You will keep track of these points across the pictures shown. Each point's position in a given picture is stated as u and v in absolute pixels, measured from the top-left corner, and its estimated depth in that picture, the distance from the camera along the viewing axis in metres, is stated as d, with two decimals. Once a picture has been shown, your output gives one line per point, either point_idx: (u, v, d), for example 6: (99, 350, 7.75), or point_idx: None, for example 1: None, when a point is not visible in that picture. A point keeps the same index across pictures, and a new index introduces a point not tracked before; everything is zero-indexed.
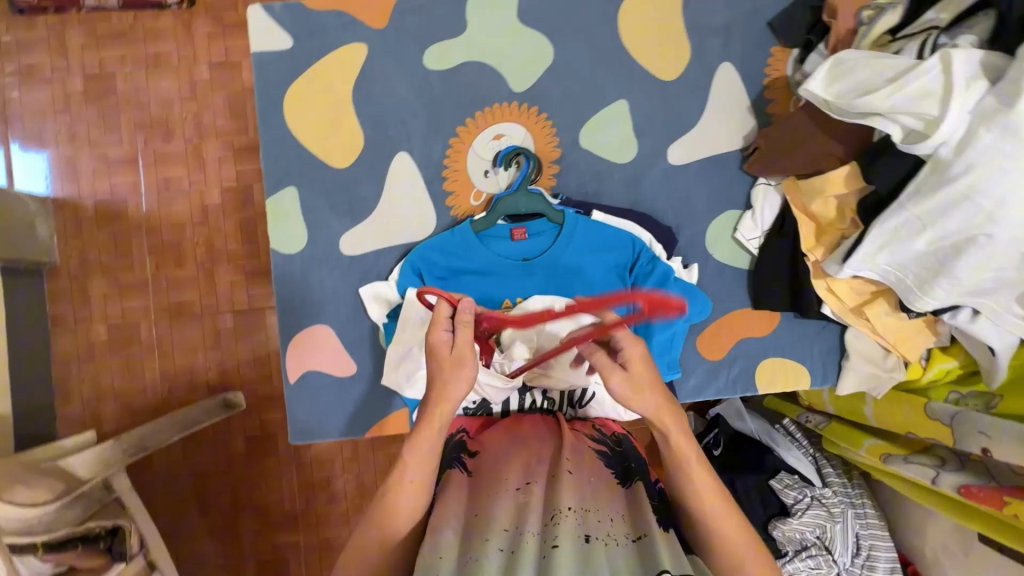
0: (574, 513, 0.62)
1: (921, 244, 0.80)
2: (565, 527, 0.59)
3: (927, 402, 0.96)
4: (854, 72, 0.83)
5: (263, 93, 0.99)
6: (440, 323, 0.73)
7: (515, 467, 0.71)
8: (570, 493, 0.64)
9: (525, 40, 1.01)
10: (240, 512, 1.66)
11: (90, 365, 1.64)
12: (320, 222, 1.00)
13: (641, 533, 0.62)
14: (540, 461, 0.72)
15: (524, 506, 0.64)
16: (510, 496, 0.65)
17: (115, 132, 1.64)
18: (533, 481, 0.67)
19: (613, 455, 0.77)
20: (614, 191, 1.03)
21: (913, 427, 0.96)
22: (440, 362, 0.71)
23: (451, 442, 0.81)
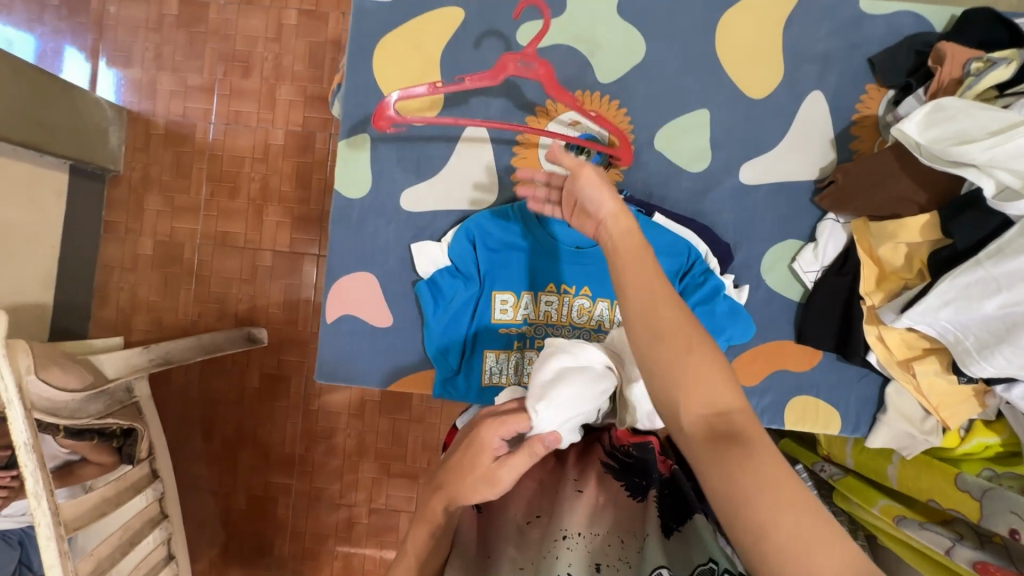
0: (582, 540, 0.63)
1: (991, 307, 0.77)
2: (577, 556, 0.61)
3: (958, 473, 0.92)
4: (955, 119, 0.80)
5: (356, 39, 1.01)
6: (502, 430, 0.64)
7: (520, 497, 0.71)
8: (577, 519, 0.65)
9: (619, 33, 1.01)
10: (241, 445, 1.70)
11: (132, 274, 1.70)
12: (385, 174, 1.02)
13: (645, 535, 0.65)
14: (548, 487, 0.72)
15: (536, 542, 0.65)
16: (522, 534, 0.66)
17: (198, 59, 1.70)
18: (542, 513, 0.69)
19: (621, 468, 0.75)
20: (679, 199, 1.02)
21: (939, 495, 0.92)
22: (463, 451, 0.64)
23: None
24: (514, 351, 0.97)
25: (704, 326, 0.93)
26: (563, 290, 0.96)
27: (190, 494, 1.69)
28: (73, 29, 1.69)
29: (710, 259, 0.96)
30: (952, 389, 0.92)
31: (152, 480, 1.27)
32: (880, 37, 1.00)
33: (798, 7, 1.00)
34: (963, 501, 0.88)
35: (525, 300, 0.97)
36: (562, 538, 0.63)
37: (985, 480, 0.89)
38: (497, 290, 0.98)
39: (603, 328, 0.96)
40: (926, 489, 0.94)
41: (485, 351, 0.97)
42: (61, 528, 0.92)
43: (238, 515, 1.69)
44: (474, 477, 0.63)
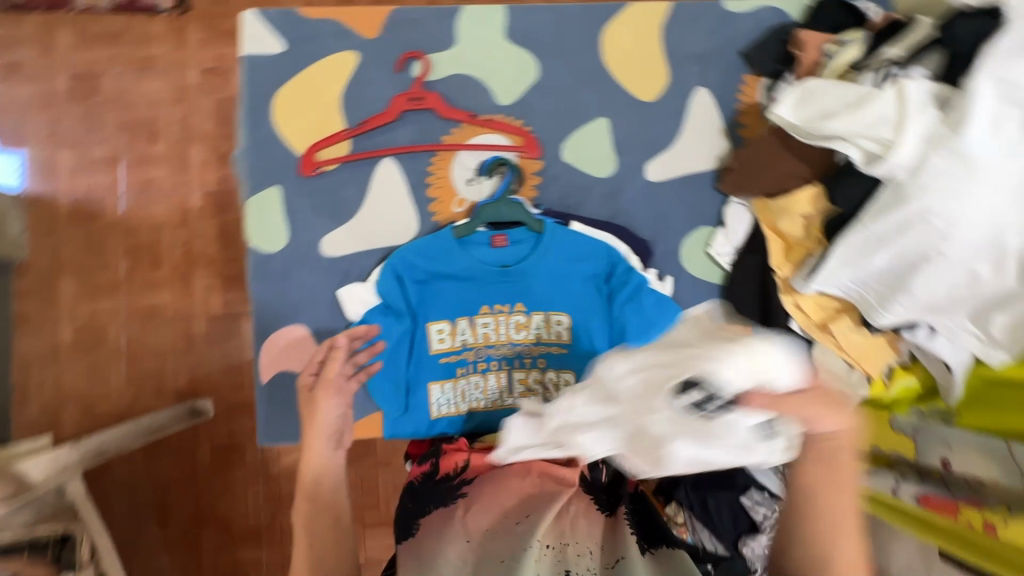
0: (552, 550, 0.68)
1: (880, 261, 0.84)
2: (547, 564, 0.66)
3: (893, 415, 0.98)
4: (819, 99, 0.88)
5: (252, 93, 1.00)
6: (309, 365, 0.93)
7: (512, 494, 0.76)
8: (550, 530, 0.70)
9: (512, 56, 1.05)
10: (201, 525, 1.59)
11: (53, 366, 1.59)
12: (301, 222, 1.01)
13: (619, 557, 0.68)
14: (530, 491, 0.77)
15: (516, 540, 0.69)
16: (508, 533, 0.71)
17: (98, 132, 1.63)
18: (528, 515, 0.72)
19: (594, 482, 0.78)
20: (593, 204, 1.06)
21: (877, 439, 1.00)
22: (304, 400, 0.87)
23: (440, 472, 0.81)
24: (458, 378, 0.97)
25: (635, 322, 0.97)
26: (496, 310, 0.98)
27: None
28: None
29: (631, 257, 0.99)
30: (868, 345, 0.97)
31: None
32: (748, 31, 1.09)
33: (671, 13, 1.08)
34: (898, 441, 0.96)
35: (460, 326, 0.97)
36: (543, 546, 0.68)
37: (917, 417, 0.96)
38: (432, 321, 0.98)
39: (542, 340, 0.98)
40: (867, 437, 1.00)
41: (429, 383, 0.97)
42: None
43: None
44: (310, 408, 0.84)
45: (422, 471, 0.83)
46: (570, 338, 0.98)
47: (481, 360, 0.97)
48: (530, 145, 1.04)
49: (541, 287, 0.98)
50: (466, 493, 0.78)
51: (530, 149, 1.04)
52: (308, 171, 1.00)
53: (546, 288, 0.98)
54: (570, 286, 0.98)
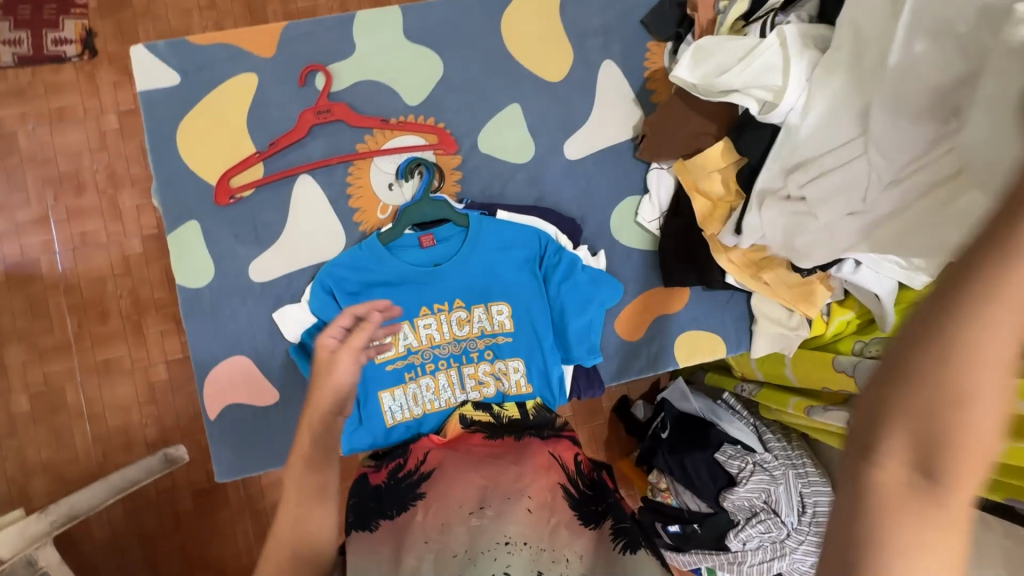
0: (528, 549, 0.65)
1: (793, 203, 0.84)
2: (519, 561, 0.63)
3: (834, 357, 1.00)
4: (711, 56, 0.89)
5: (155, 131, 0.98)
6: (329, 329, 0.72)
7: (472, 487, 0.74)
8: (518, 525, 0.67)
9: (415, 57, 1.05)
10: (193, 570, 1.57)
11: (13, 438, 1.54)
12: (226, 252, 0.99)
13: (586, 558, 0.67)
14: (486, 483, 0.75)
15: (477, 536, 0.67)
16: (464, 525, 0.68)
17: (21, 192, 1.58)
18: (486, 508, 0.71)
19: (582, 498, 0.77)
20: (518, 190, 1.06)
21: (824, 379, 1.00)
22: (320, 367, 0.69)
23: (405, 479, 0.80)
24: (407, 382, 0.98)
25: (573, 300, 0.98)
26: (436, 310, 0.98)
27: None
28: None
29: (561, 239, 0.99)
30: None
31: None
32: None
33: None
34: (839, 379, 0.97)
35: (402, 330, 0.97)
36: (503, 544, 0.65)
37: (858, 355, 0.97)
38: None
39: (486, 332, 0.99)
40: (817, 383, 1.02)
41: (379, 393, 0.97)
42: None
43: None
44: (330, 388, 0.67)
45: (387, 473, 0.83)
46: (513, 325, 0.99)
47: (429, 361, 0.99)
48: (446, 142, 1.03)
49: (477, 280, 0.98)
50: (422, 497, 0.75)
51: (443, 143, 1.03)
52: (225, 200, 0.98)
53: (482, 280, 0.99)
54: (504, 274, 0.99)
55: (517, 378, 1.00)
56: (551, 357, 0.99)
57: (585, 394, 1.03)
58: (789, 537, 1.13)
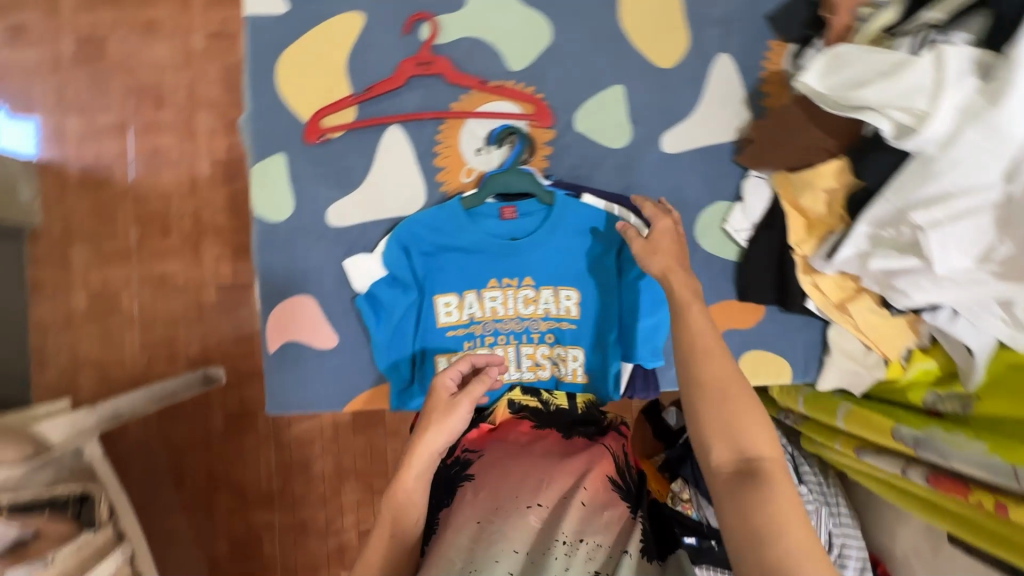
0: (586, 547, 0.67)
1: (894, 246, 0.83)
2: (577, 562, 0.66)
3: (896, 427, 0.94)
4: (848, 67, 0.82)
5: (256, 58, 0.97)
6: (449, 371, 0.80)
7: (526, 482, 0.73)
8: (571, 523, 0.69)
9: (524, 20, 1.00)
10: (216, 487, 1.64)
11: (69, 331, 1.61)
12: (307, 191, 0.99)
13: (623, 551, 0.68)
14: (541, 474, 0.74)
15: (538, 536, 0.69)
16: (521, 517, 0.69)
17: (105, 97, 1.61)
18: (543, 504, 0.71)
19: (627, 488, 0.77)
20: (606, 176, 1.02)
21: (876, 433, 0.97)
22: (435, 404, 0.78)
23: (452, 466, 0.81)
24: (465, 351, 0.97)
25: (647, 297, 0.93)
26: (504, 284, 0.96)
27: None
28: None
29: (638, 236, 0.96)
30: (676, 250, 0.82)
31: (119, 542, 1.18)
32: None
33: None
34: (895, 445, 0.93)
35: (468, 299, 0.97)
36: (561, 544, 0.67)
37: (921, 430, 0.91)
38: (440, 294, 0.97)
39: (550, 315, 0.98)
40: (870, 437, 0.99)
41: (435, 356, 0.96)
42: None
43: (224, 561, 1.63)
44: (435, 425, 0.75)
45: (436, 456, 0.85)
46: (579, 313, 0.97)
47: (489, 334, 0.98)
48: (542, 114, 0.99)
49: (551, 261, 0.96)
50: (472, 477, 0.77)
51: (538, 116, 1.00)
52: (314, 139, 0.97)
53: (556, 262, 0.96)
54: (580, 260, 0.96)
55: (575, 367, 0.98)
56: (613, 352, 0.96)
57: (638, 395, 1.01)
58: None
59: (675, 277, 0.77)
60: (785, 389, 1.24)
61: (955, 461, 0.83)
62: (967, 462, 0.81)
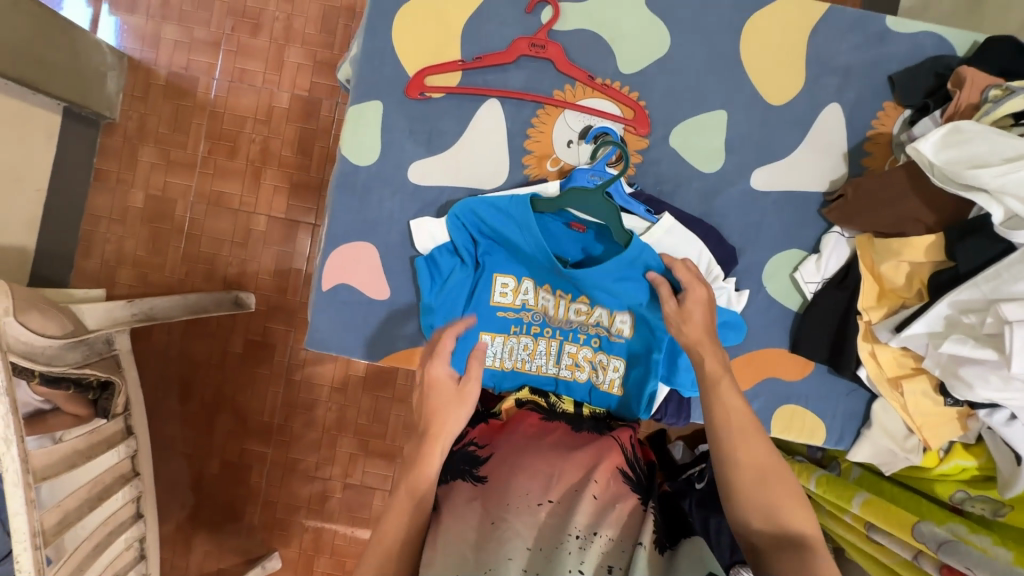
0: (599, 542, 0.67)
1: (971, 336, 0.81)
2: (592, 557, 0.66)
3: (917, 522, 0.93)
4: (969, 144, 0.80)
5: (377, 3, 0.98)
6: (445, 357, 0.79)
7: (536, 475, 0.72)
8: (582, 516, 0.68)
9: (644, 25, 1.00)
10: (221, 407, 1.67)
11: (119, 226, 1.65)
12: (394, 143, 1.00)
13: (637, 543, 0.68)
14: (551, 469, 0.73)
15: (549, 527, 0.68)
16: (531, 514, 0.68)
17: (207, 12, 1.65)
18: (554, 500, 0.70)
19: (638, 482, 0.77)
20: (688, 197, 1.01)
21: (895, 520, 0.96)
22: (442, 391, 0.77)
23: (458, 453, 0.79)
24: (510, 334, 0.97)
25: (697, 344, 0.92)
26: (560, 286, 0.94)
27: (161, 455, 1.66)
28: None
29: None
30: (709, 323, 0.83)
31: (125, 436, 1.24)
32: (902, 55, 1.00)
33: (824, 18, 1.00)
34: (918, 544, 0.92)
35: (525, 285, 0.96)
36: (575, 538, 0.66)
37: (945, 530, 0.90)
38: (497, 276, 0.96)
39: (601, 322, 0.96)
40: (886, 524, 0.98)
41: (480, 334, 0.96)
42: (29, 476, 0.86)
43: (209, 481, 1.66)
44: (454, 401, 0.76)
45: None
46: (628, 332, 0.94)
47: (537, 324, 0.98)
48: (640, 122, 0.99)
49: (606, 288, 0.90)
50: (484, 480, 0.74)
51: (636, 122, 0.99)
52: (414, 95, 0.98)
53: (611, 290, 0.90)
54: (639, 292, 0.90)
55: (612, 378, 0.97)
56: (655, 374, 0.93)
57: (668, 419, 1.01)
58: None
59: (694, 333, 0.81)
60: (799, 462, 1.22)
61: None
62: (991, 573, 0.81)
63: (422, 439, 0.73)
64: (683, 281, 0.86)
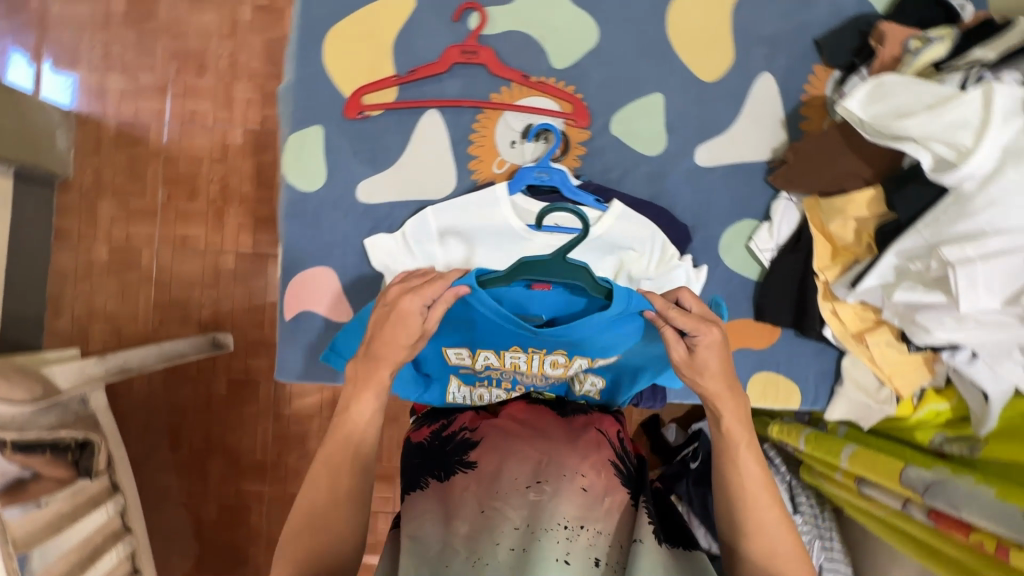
0: (587, 534, 0.66)
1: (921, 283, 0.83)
2: (578, 548, 0.65)
3: (904, 467, 0.94)
4: (893, 96, 0.82)
5: (305, 29, 0.99)
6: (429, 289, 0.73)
7: (527, 460, 0.72)
8: (571, 507, 0.67)
9: (571, 19, 1.01)
10: (211, 451, 1.65)
11: (86, 283, 1.63)
12: (339, 165, 1.00)
13: (635, 540, 0.66)
14: (541, 455, 0.72)
15: (542, 508, 0.67)
16: (521, 497, 0.68)
17: (150, 58, 1.64)
18: (543, 480, 0.69)
19: (629, 476, 0.75)
20: (637, 182, 1.03)
21: (890, 473, 0.96)
22: (401, 323, 0.73)
23: (452, 442, 0.77)
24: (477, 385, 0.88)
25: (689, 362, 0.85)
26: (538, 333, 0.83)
27: (157, 507, 1.64)
28: (15, 29, 1.63)
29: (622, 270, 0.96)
30: (725, 368, 0.72)
31: (113, 493, 1.24)
32: (824, 19, 1.03)
33: None
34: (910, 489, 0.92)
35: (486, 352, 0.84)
36: (562, 528, 0.65)
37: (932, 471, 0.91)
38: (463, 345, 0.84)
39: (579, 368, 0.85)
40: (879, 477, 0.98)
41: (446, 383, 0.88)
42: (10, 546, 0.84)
43: (210, 527, 1.64)
44: (403, 335, 0.74)
45: (430, 432, 0.81)
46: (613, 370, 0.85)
47: (506, 377, 0.87)
48: (580, 114, 1.00)
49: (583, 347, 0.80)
50: (474, 467, 0.73)
51: (574, 114, 1.00)
52: (353, 115, 0.99)
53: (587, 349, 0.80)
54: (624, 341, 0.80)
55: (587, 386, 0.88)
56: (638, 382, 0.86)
57: (643, 403, 1.02)
58: None
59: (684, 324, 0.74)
60: None
61: (965, 511, 0.82)
62: (975, 510, 0.81)
63: (372, 362, 0.75)
64: (686, 328, 0.71)
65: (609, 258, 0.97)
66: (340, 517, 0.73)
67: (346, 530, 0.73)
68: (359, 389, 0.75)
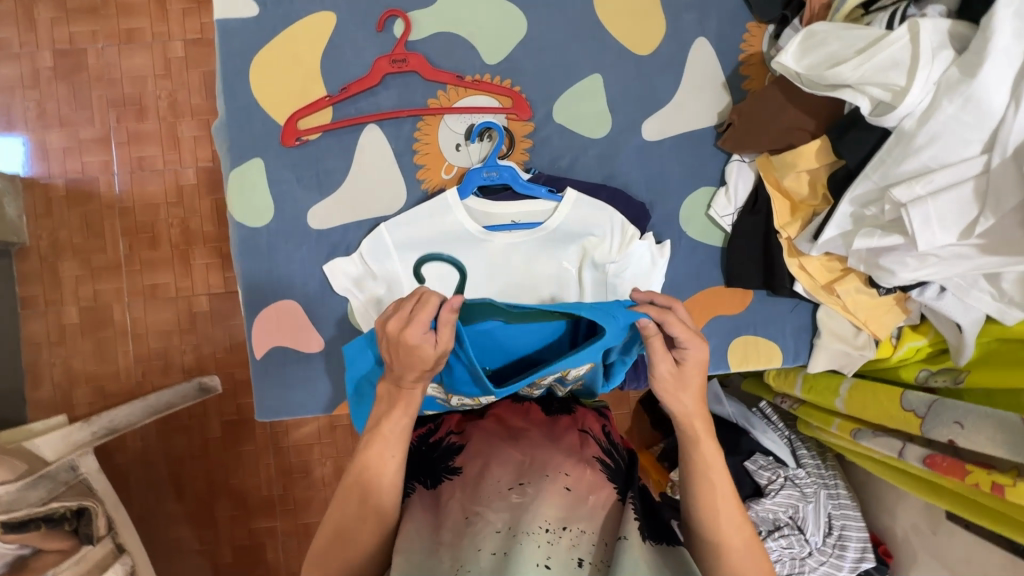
0: (570, 535, 0.65)
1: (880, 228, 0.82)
2: (560, 550, 0.64)
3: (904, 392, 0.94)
4: (824, 44, 0.81)
5: (230, 61, 0.96)
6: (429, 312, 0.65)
7: (507, 462, 0.71)
8: (553, 506, 0.66)
9: (497, 12, 0.99)
10: (216, 495, 1.63)
11: (61, 348, 1.60)
12: (286, 194, 0.98)
13: (619, 538, 0.66)
14: (524, 457, 0.72)
15: (519, 513, 0.66)
16: (503, 500, 0.67)
17: (87, 110, 1.59)
18: (525, 482, 0.69)
19: (615, 469, 0.75)
20: (588, 166, 1.02)
21: (882, 415, 0.96)
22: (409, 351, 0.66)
23: (439, 448, 0.77)
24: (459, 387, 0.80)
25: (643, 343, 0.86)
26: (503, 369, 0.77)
27: (172, 560, 1.61)
28: None
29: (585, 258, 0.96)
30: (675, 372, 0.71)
31: (119, 555, 1.19)
32: None
33: None
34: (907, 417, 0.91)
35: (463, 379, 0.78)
36: (544, 531, 0.64)
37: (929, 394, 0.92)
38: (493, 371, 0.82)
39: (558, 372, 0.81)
40: (870, 416, 0.99)
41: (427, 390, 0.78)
42: None
43: (227, 569, 1.63)
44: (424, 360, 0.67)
45: (418, 437, 0.82)
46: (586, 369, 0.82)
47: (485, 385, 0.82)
48: (520, 107, 0.99)
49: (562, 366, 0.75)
50: (458, 472, 0.72)
51: (514, 108, 0.99)
52: (291, 142, 0.96)
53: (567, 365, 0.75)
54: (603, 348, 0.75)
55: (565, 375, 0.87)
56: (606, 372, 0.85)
57: (629, 385, 1.03)
58: (810, 555, 1.16)
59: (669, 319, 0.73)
60: (780, 371, 1.24)
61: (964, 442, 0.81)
62: (974, 438, 0.80)
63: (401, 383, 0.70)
64: (681, 338, 0.70)
65: (571, 248, 0.98)
66: (356, 521, 0.68)
67: (358, 536, 0.69)
68: (391, 407, 0.70)
